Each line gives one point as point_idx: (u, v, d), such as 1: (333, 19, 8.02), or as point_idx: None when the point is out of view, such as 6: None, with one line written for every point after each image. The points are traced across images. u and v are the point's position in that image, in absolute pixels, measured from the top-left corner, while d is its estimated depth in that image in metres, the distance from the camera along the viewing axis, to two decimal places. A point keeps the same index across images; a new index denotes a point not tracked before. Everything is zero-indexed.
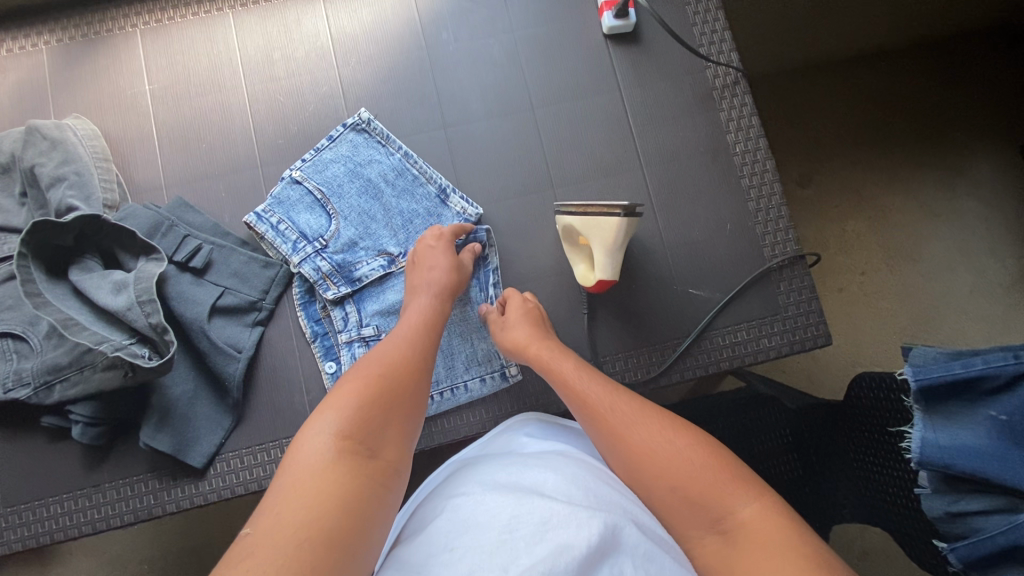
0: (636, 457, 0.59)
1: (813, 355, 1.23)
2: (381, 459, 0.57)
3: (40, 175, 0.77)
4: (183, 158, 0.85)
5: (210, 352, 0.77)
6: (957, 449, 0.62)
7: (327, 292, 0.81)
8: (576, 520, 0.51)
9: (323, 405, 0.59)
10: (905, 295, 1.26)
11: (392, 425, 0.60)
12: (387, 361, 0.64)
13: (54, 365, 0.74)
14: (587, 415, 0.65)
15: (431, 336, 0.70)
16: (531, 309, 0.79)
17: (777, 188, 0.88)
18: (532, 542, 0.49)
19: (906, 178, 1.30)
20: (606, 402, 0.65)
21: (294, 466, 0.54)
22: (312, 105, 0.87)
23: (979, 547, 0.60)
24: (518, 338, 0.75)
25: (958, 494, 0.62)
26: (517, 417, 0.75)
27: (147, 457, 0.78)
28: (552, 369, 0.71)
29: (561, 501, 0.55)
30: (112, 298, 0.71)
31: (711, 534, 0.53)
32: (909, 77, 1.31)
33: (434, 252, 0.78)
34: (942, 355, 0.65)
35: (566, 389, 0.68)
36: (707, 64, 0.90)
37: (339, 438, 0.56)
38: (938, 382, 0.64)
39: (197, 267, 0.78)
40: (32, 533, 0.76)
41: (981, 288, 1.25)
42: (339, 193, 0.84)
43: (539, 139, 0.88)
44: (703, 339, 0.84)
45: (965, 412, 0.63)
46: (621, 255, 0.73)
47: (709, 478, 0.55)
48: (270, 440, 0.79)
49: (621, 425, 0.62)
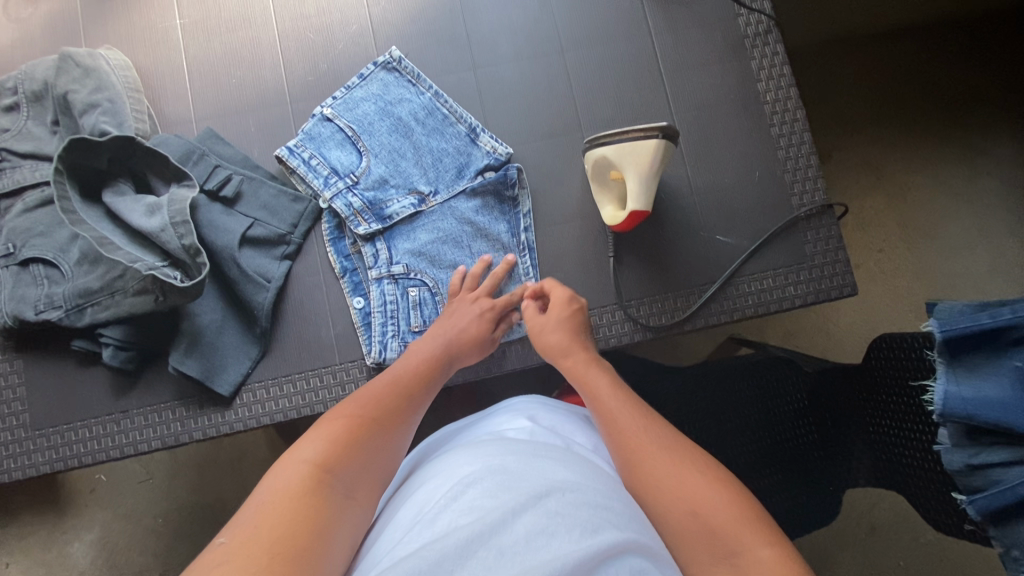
0: (656, 481, 0.56)
1: (829, 330, 1.23)
2: (354, 501, 0.55)
3: (74, 102, 0.78)
4: (214, 93, 0.85)
5: (240, 281, 0.77)
6: (980, 401, 0.61)
7: (358, 228, 0.80)
8: (583, 528, 0.49)
9: (313, 429, 0.59)
10: (924, 269, 1.25)
11: (372, 465, 0.58)
12: (377, 400, 0.63)
13: (86, 289, 0.75)
14: (609, 427, 0.62)
15: (432, 378, 0.68)
16: (570, 319, 0.74)
17: (808, 137, 0.87)
18: (533, 535, 0.47)
19: (929, 147, 1.29)
20: (635, 420, 0.62)
21: (271, 483, 0.53)
22: (342, 43, 0.87)
23: (997, 499, 0.60)
24: (550, 343, 0.72)
25: (980, 446, 0.62)
26: (522, 399, 0.72)
27: (174, 385, 0.79)
28: (581, 380, 0.68)
29: (573, 496, 0.52)
30: (145, 220, 0.71)
31: (724, 563, 0.50)
32: (938, 44, 1.29)
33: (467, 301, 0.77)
34: (967, 308, 0.64)
35: (595, 402, 0.65)
36: (740, 11, 0.89)
37: (318, 467, 0.54)
38: (963, 334, 0.63)
39: (227, 197, 0.79)
40: (60, 455, 0.77)
41: (1001, 260, 1.24)
42: (370, 130, 0.84)
43: (569, 82, 0.88)
44: (729, 287, 0.84)
45: (989, 364, 0.63)
46: (654, 180, 0.73)
47: (731, 515, 0.52)
48: (296, 372, 0.79)
49: (646, 445, 0.59)
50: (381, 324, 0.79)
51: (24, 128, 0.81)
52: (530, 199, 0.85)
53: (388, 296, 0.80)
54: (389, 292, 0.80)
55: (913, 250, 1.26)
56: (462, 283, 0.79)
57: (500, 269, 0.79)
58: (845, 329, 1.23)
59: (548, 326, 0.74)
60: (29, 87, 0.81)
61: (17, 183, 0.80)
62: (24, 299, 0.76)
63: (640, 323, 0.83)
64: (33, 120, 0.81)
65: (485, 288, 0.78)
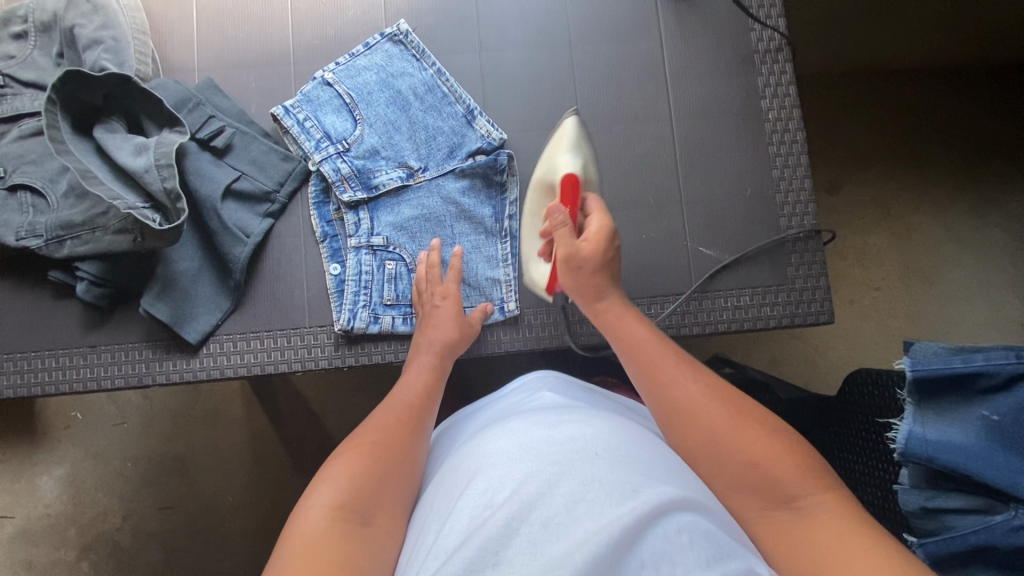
0: (710, 431, 0.58)
1: (812, 361, 1.22)
2: (377, 524, 0.55)
3: (79, 36, 0.78)
4: (219, 44, 0.86)
5: (219, 232, 0.78)
6: (942, 444, 0.60)
7: (343, 195, 0.80)
8: (622, 492, 0.49)
9: (323, 470, 0.58)
10: (915, 313, 1.24)
11: (387, 487, 0.58)
12: (380, 428, 0.63)
13: (68, 222, 0.76)
14: (650, 382, 0.63)
15: (433, 394, 0.68)
16: (607, 256, 0.72)
17: (805, 160, 0.86)
18: (575, 506, 0.48)
19: (934, 190, 1.27)
20: (678, 374, 0.63)
21: (292, 534, 0.52)
22: (352, 10, 0.87)
23: (948, 545, 0.59)
24: (581, 284, 0.72)
25: (937, 490, 0.62)
26: (534, 374, 0.73)
27: (143, 327, 0.80)
28: (618, 334, 0.69)
29: (602, 461, 0.53)
30: (131, 159, 0.71)
31: (781, 510, 0.52)
32: (957, 87, 1.28)
33: (442, 310, 0.75)
34: (943, 351, 0.63)
35: (634, 358, 0.66)
36: (753, 26, 0.89)
37: (334, 507, 0.54)
38: (933, 375, 0.62)
39: (217, 147, 0.79)
40: (25, 382, 0.78)
41: (992, 311, 1.23)
42: (368, 100, 0.84)
43: (572, 77, 0.88)
44: (706, 299, 0.83)
45: (957, 410, 0.62)
46: (580, 152, 0.79)
47: (787, 463, 0.54)
48: (265, 329, 0.80)
49: (695, 397, 0.60)
50: (354, 293, 0.80)
51: (29, 57, 0.82)
52: (518, 187, 0.85)
53: (365, 266, 0.81)
54: (365, 262, 0.81)
55: (907, 292, 1.25)
56: (427, 266, 0.79)
57: (453, 264, 0.79)
58: (826, 360, 1.22)
59: (587, 262, 0.71)
60: (39, 17, 0.82)
61: (15, 110, 0.81)
62: (6, 224, 0.77)
63: None
64: (39, 51, 0.82)
65: (450, 283, 0.77)
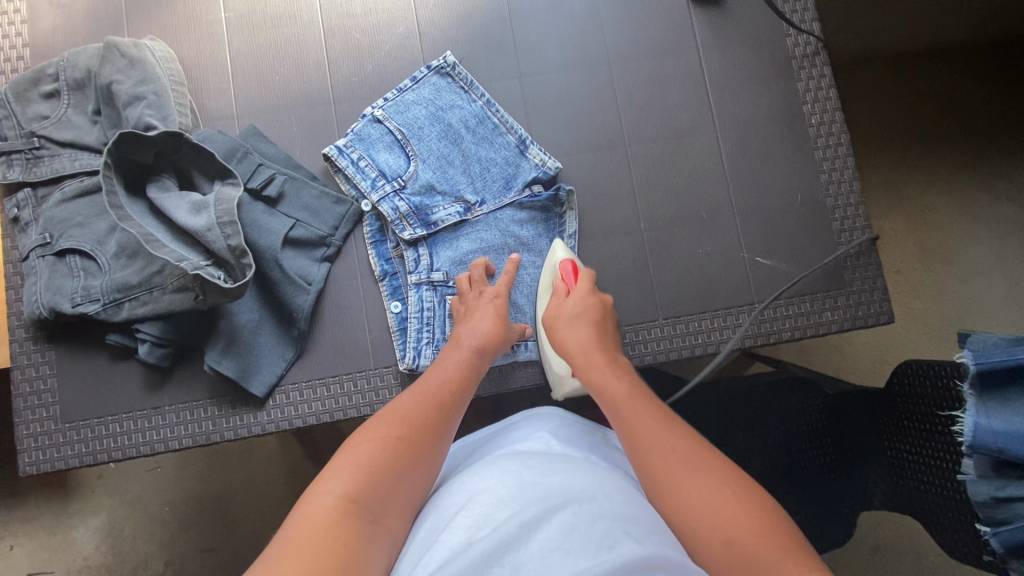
0: (690, 510, 0.54)
1: (840, 349, 1.20)
2: (384, 526, 0.54)
3: (118, 93, 0.77)
4: (257, 89, 0.85)
5: (281, 282, 0.77)
6: (1011, 435, 0.61)
7: (403, 233, 0.81)
8: (598, 544, 0.49)
9: (339, 455, 0.59)
10: (938, 295, 1.23)
11: (399, 491, 0.57)
12: (406, 420, 0.62)
13: (124, 284, 0.74)
14: (633, 448, 0.61)
15: (460, 397, 0.66)
16: (590, 311, 0.75)
17: (850, 162, 0.87)
18: (548, 551, 0.48)
19: (954, 172, 1.26)
20: (661, 441, 0.61)
21: (300, 514, 0.53)
22: (388, 44, 0.86)
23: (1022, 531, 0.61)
24: (566, 339, 0.73)
25: (1005, 480, 0.63)
26: (541, 410, 0.72)
27: (207, 383, 0.78)
28: (602, 393, 0.68)
29: (590, 509, 0.53)
30: (191, 218, 0.71)
31: None
32: (980, 67, 1.27)
33: (480, 307, 0.75)
34: (1003, 342, 0.65)
35: (620, 424, 0.64)
36: (789, 32, 0.89)
37: (348, 499, 0.54)
38: (997, 367, 0.63)
39: (271, 196, 0.79)
40: (90, 450, 0.76)
41: (1013, 286, 1.22)
42: (419, 135, 0.84)
43: (613, 95, 0.87)
44: (767, 308, 0.83)
45: (1021, 400, 0.62)
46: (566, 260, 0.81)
47: (770, 547, 0.50)
48: (330, 375, 0.79)
49: (672, 461, 0.58)
50: (417, 330, 0.79)
51: (63, 116, 0.80)
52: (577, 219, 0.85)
53: (426, 302, 0.80)
54: (427, 299, 0.80)
55: (928, 274, 1.23)
56: (471, 284, 0.79)
57: (506, 269, 0.79)
58: (855, 346, 1.21)
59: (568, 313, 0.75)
60: (71, 75, 0.80)
61: (55, 172, 0.79)
62: (59, 291, 0.75)
63: (676, 341, 0.83)
64: (73, 109, 0.80)
65: (500, 284, 0.78)
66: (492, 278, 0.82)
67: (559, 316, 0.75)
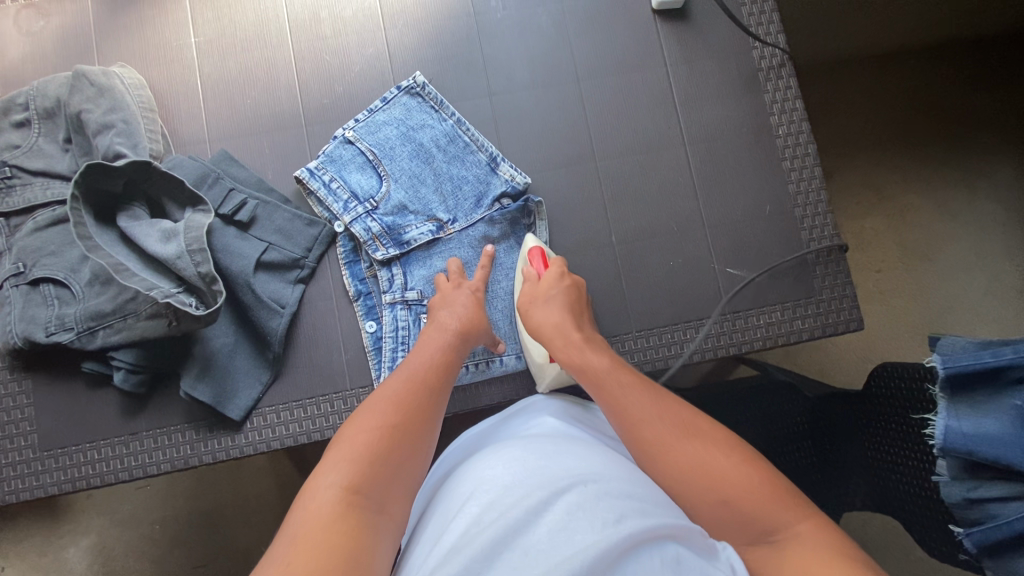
0: (681, 466, 0.58)
1: (824, 348, 1.21)
2: (388, 514, 0.55)
3: (87, 122, 0.77)
4: (228, 114, 0.85)
5: (255, 306, 0.78)
6: (980, 436, 0.62)
7: (376, 253, 0.81)
8: (605, 521, 0.50)
9: (334, 447, 0.59)
10: (916, 294, 1.24)
11: (398, 479, 0.58)
12: (399, 407, 0.62)
13: (98, 312, 0.74)
14: (620, 420, 0.63)
15: (445, 382, 0.68)
16: (569, 288, 0.77)
17: (818, 172, 0.88)
18: (557, 531, 0.49)
19: (927, 173, 1.27)
20: (649, 411, 0.63)
21: (303, 511, 0.53)
22: (358, 65, 0.87)
23: (993, 532, 0.61)
24: (551, 324, 0.73)
25: (979, 480, 0.64)
26: (540, 398, 0.74)
27: (184, 409, 0.78)
28: (583, 369, 0.69)
29: (595, 489, 0.53)
30: (161, 246, 0.72)
31: (760, 544, 0.53)
32: (950, 70, 1.28)
33: (456, 294, 0.77)
34: (971, 345, 0.65)
35: (606, 396, 0.66)
36: (755, 44, 0.90)
37: (349, 490, 0.54)
38: (966, 371, 0.64)
39: (243, 221, 0.80)
40: (68, 477, 0.77)
41: (989, 283, 1.23)
42: (391, 155, 0.85)
43: (583, 111, 0.88)
44: (739, 318, 0.84)
45: (989, 402, 0.63)
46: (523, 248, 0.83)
47: (764, 495, 0.55)
48: (307, 397, 0.79)
49: (662, 432, 0.60)
50: (392, 350, 0.80)
51: (34, 145, 0.80)
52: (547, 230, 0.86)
53: (401, 321, 0.81)
54: (401, 318, 0.81)
55: (905, 274, 1.25)
56: (450, 279, 0.80)
57: (482, 263, 0.81)
58: (835, 347, 1.22)
59: (540, 297, 0.76)
60: (40, 104, 0.80)
61: (27, 201, 0.79)
62: (33, 320, 0.75)
63: (650, 353, 0.84)
64: (44, 138, 0.80)
65: (478, 279, 0.79)
66: (467, 276, 0.83)
67: (535, 297, 0.76)
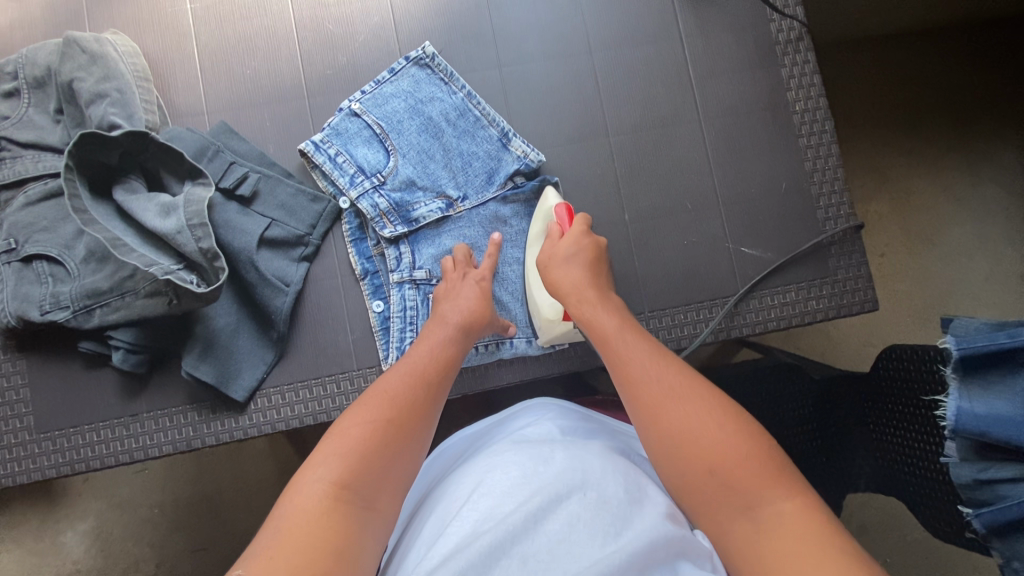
0: (673, 427, 0.55)
1: (827, 333, 1.20)
2: (377, 512, 0.53)
3: (80, 91, 0.74)
4: (227, 85, 0.82)
5: (258, 284, 0.76)
6: (994, 418, 0.60)
7: (384, 230, 0.79)
8: (606, 534, 0.49)
9: (326, 440, 0.56)
10: (922, 278, 1.23)
11: (389, 474, 0.55)
12: (394, 402, 0.59)
13: (94, 289, 0.71)
14: (619, 372, 0.62)
15: (446, 379, 0.65)
16: (586, 247, 0.73)
17: (835, 150, 0.86)
18: (555, 543, 0.48)
19: (938, 155, 1.25)
20: (651, 371, 0.60)
21: (289, 505, 0.51)
22: (363, 35, 0.83)
23: (1004, 512, 0.60)
24: (565, 280, 0.71)
25: (988, 462, 0.62)
26: (539, 400, 0.72)
27: (186, 389, 0.76)
28: (592, 328, 0.67)
29: (597, 497, 0.52)
30: (159, 220, 0.70)
31: (740, 520, 0.50)
32: (965, 49, 1.26)
33: (461, 285, 0.74)
34: (986, 326, 0.63)
35: (610, 355, 0.64)
36: (773, 17, 0.87)
37: (337, 486, 0.52)
38: (981, 352, 0.62)
39: (244, 196, 0.77)
40: (68, 459, 0.74)
41: (994, 266, 1.22)
42: (399, 129, 0.82)
43: (595, 84, 0.85)
44: (753, 299, 0.82)
45: (1005, 382, 0.61)
46: (540, 211, 0.80)
47: (748, 466, 0.52)
48: (313, 378, 0.77)
49: (662, 389, 0.58)
50: (400, 329, 0.78)
51: (24, 116, 0.76)
52: None
53: (409, 301, 0.78)
54: (410, 298, 0.78)
55: (911, 256, 1.23)
56: (455, 266, 0.77)
57: (489, 252, 0.78)
58: (841, 330, 1.21)
59: (558, 254, 0.73)
60: (29, 73, 0.77)
61: (17, 174, 0.76)
62: (26, 298, 0.73)
63: (663, 335, 0.82)
64: (35, 108, 0.77)
65: (484, 267, 0.77)
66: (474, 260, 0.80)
67: (552, 258, 0.73)
